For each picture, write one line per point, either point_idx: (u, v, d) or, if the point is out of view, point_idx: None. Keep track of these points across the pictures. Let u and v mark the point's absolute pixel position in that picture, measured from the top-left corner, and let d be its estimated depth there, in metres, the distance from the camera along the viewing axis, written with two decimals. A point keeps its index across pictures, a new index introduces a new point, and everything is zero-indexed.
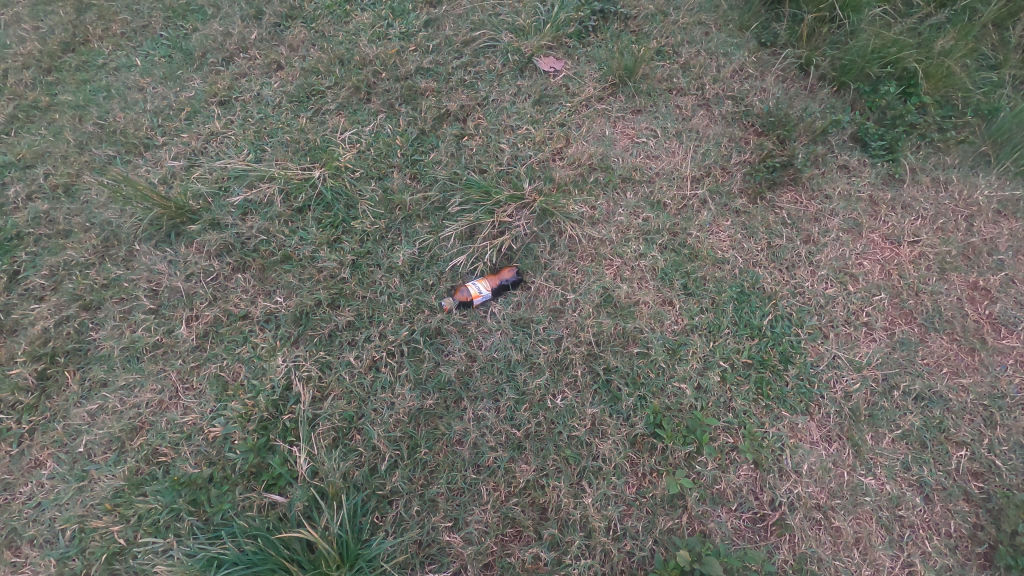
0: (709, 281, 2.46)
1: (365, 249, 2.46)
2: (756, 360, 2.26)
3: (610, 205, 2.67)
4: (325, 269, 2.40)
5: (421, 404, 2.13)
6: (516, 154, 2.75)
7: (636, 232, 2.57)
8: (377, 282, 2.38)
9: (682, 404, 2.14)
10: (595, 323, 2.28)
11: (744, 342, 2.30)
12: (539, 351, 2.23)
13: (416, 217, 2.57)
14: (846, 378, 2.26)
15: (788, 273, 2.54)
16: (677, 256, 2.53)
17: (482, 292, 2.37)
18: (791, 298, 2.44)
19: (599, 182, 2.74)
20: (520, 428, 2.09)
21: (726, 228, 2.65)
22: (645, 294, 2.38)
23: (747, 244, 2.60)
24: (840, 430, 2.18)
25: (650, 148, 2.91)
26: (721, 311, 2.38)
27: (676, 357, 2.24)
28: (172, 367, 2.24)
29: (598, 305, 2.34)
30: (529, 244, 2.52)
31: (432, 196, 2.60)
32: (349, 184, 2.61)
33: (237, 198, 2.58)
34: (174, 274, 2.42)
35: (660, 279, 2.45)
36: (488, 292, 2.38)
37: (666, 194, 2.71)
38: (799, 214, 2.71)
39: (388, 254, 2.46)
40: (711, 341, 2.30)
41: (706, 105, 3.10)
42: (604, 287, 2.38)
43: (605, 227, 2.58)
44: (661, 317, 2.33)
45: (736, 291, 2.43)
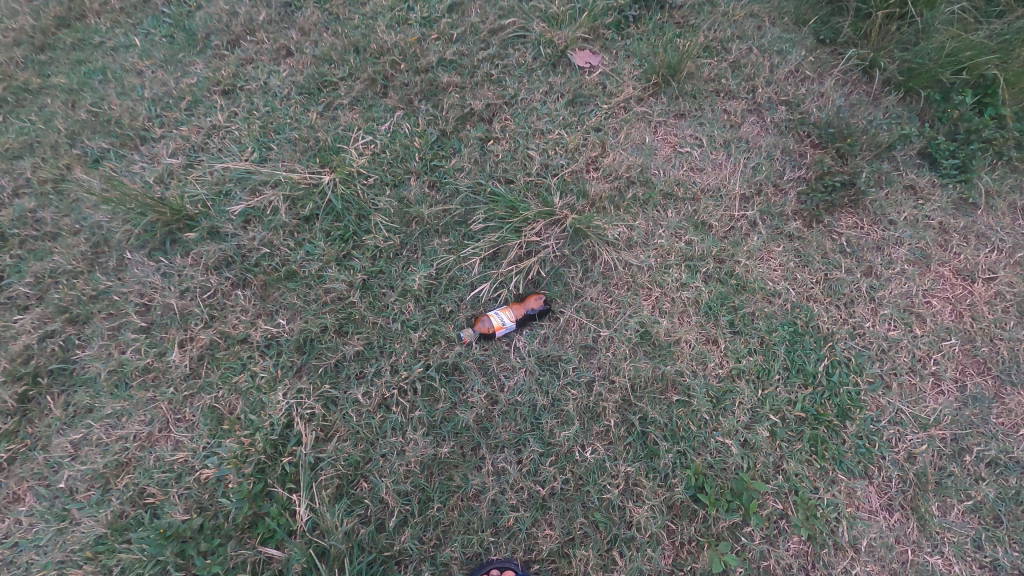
0: (758, 319, 2.21)
1: (377, 267, 2.22)
2: (810, 414, 2.02)
3: (649, 225, 2.40)
4: (332, 291, 2.16)
5: (435, 453, 1.90)
6: (547, 163, 2.48)
7: (678, 258, 2.31)
8: (390, 307, 2.14)
9: (726, 463, 1.90)
10: (632, 367, 2.02)
11: (797, 392, 2.07)
12: (567, 396, 1.97)
13: (434, 233, 2.32)
14: (910, 437, 2.03)
15: (846, 311, 2.28)
16: (723, 287, 2.27)
17: (502, 323, 2.10)
18: (849, 339, 2.20)
19: (638, 200, 2.46)
20: (545, 486, 1.86)
21: (777, 256, 2.38)
22: (687, 332, 2.13)
23: (801, 274, 2.34)
24: (904, 499, 1.94)
25: (694, 159, 2.62)
26: (771, 354, 2.14)
27: (720, 407, 2.01)
28: (163, 396, 2.03)
29: (634, 343, 2.09)
30: (558, 268, 2.25)
31: (453, 209, 2.34)
32: (361, 192, 2.36)
33: (239, 205, 2.32)
34: (168, 289, 2.20)
35: (703, 314, 2.20)
36: (510, 322, 2.11)
37: (712, 214, 2.44)
38: (860, 242, 2.43)
39: (403, 275, 2.21)
40: (760, 389, 2.06)
41: (757, 111, 2.81)
42: (642, 322, 2.13)
43: (643, 251, 2.32)
44: (704, 358, 2.09)
45: (789, 330, 2.20)
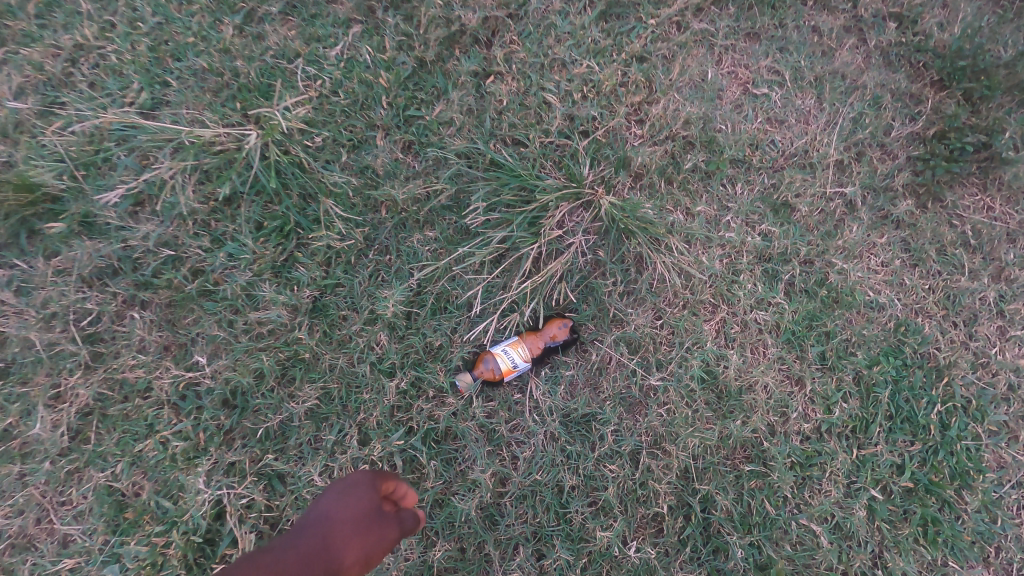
0: (855, 348, 1.65)
1: (331, 279, 1.56)
2: (920, 485, 1.55)
3: (713, 210, 1.72)
4: (267, 321, 1.50)
5: (425, 557, 1.40)
6: (572, 114, 1.71)
7: (751, 260, 1.68)
8: (354, 340, 1.52)
9: (812, 558, 1.45)
10: (696, 437, 1.47)
11: (901, 451, 1.57)
12: (605, 475, 1.45)
13: (412, 225, 1.62)
14: None
15: (965, 331, 1.73)
16: (810, 303, 1.67)
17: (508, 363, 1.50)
18: (970, 372, 1.66)
19: (697, 170, 1.75)
20: None
21: (880, 253, 1.77)
22: (764, 373, 1.56)
23: (910, 277, 1.76)
24: None
25: (773, 106, 1.85)
26: (871, 398, 1.61)
27: (805, 479, 1.52)
28: (35, 476, 1.43)
29: (695, 392, 1.52)
30: (588, 276, 1.62)
31: (439, 189, 1.62)
32: (306, 163, 1.62)
33: (116, 189, 1.56)
34: (25, 313, 1.50)
35: (783, 343, 1.62)
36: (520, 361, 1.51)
37: (799, 194, 1.75)
38: (991, 231, 1.79)
39: (370, 291, 1.56)
40: (856, 449, 1.56)
41: (857, 30, 1.92)
42: (704, 359, 1.55)
43: (707, 250, 1.66)
44: (785, 405, 1.56)
45: (894, 363, 1.65)
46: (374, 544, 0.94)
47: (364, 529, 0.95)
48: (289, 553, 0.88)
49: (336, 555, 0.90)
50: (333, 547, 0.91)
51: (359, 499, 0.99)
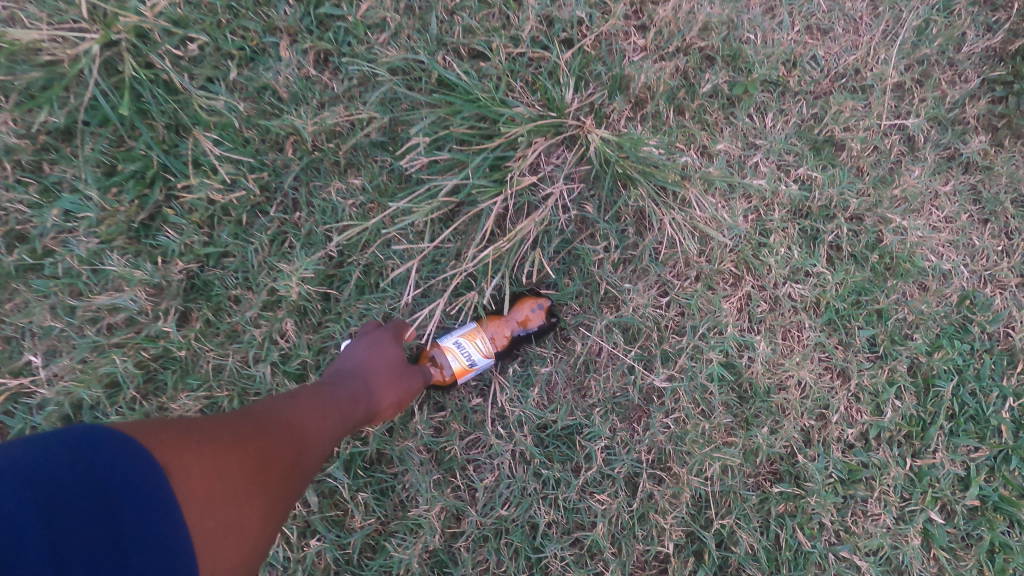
0: (913, 329, 1.28)
1: (214, 247, 1.12)
2: (990, 502, 1.22)
3: (738, 147, 1.30)
4: (117, 311, 1.07)
5: None
6: (551, 13, 1.24)
7: (785, 216, 1.28)
8: (249, 333, 1.11)
9: None
10: (715, 455, 1.11)
11: (966, 459, 1.24)
12: (592, 506, 1.11)
13: (329, 168, 1.17)
14: None
15: None
16: (860, 272, 1.28)
17: (461, 361, 1.09)
18: None
19: (716, 95, 1.31)
20: None
21: (947, 205, 1.37)
22: (800, 366, 1.19)
23: (981, 236, 1.37)
24: None
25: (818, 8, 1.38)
26: (931, 393, 1.26)
27: (847, 500, 1.19)
28: None
29: (713, 395, 1.15)
30: (572, 239, 1.21)
31: (364, 118, 1.15)
32: (176, 82, 1.12)
33: None
34: None
35: (823, 324, 1.25)
36: (478, 358, 1.10)
37: (848, 127, 1.33)
38: None
39: (272, 263, 1.13)
40: (911, 458, 1.23)
41: None
42: (724, 350, 1.17)
43: (730, 203, 1.25)
44: (826, 405, 1.20)
45: (963, 348, 1.29)
46: (405, 390, 1.01)
47: (399, 376, 1.01)
48: (339, 386, 0.94)
49: (386, 385, 0.98)
50: (372, 398, 0.96)
51: (397, 351, 1.03)
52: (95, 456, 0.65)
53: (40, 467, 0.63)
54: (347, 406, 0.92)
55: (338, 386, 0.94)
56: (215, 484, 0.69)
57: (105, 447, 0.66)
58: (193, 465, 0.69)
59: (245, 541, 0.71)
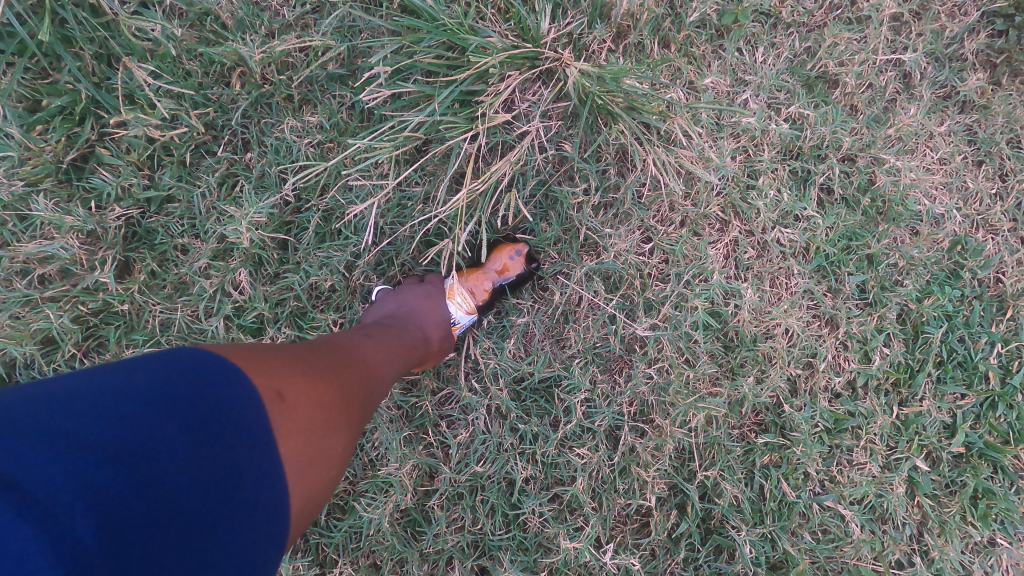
0: (904, 275, 1.23)
1: (156, 191, 1.02)
2: (974, 449, 1.20)
3: (726, 84, 1.21)
4: (50, 261, 0.97)
5: None
6: None
7: (774, 157, 1.20)
8: (200, 284, 1.02)
9: (838, 549, 1.12)
10: (699, 407, 1.06)
11: (952, 407, 1.21)
12: (572, 462, 1.06)
13: (282, 104, 1.07)
14: None
15: None
16: (851, 215, 1.22)
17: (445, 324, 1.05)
18: None
19: (704, 25, 1.21)
20: None
21: (942, 146, 1.31)
22: (788, 314, 1.14)
23: (977, 178, 1.32)
24: None
25: None
26: (919, 340, 1.22)
27: (833, 450, 1.16)
28: None
29: (698, 345, 1.10)
30: (549, 181, 1.13)
31: (318, 46, 1.04)
32: (101, 3, 0.99)
33: None
34: None
35: (813, 271, 1.20)
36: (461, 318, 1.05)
37: (842, 62, 1.25)
38: None
39: (221, 209, 1.03)
40: (899, 407, 1.19)
41: None
42: (709, 298, 1.11)
43: (717, 143, 1.18)
44: (813, 354, 1.16)
45: (953, 294, 1.25)
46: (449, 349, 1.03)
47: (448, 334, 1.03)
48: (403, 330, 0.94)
49: (438, 330, 1.00)
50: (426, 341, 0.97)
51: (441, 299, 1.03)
52: (209, 381, 0.62)
53: (170, 388, 0.60)
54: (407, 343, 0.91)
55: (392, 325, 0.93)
56: (316, 411, 0.68)
57: (218, 371, 0.64)
58: (295, 392, 0.67)
59: (338, 467, 0.70)
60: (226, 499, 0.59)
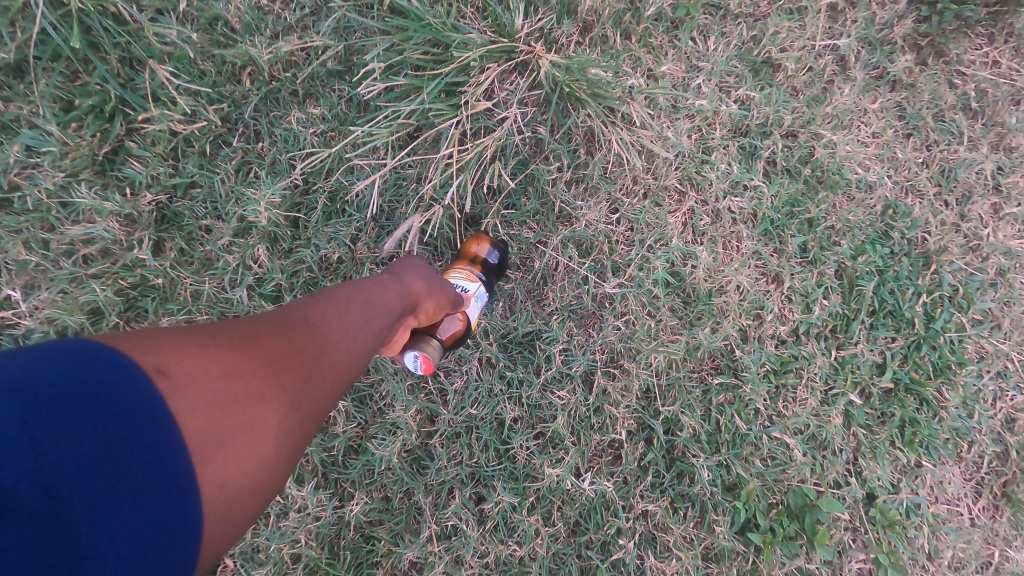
0: (839, 237, 1.41)
1: (181, 179, 1.16)
2: (901, 384, 1.39)
3: (681, 70, 1.37)
4: (95, 242, 1.12)
5: (340, 514, 1.16)
6: None
7: (725, 134, 1.37)
8: (223, 260, 1.17)
9: (784, 473, 1.29)
10: (659, 350, 1.24)
11: (883, 349, 1.40)
12: (553, 403, 1.23)
13: (288, 98, 1.20)
14: (1015, 396, 1.46)
15: (957, 211, 1.51)
16: (793, 185, 1.39)
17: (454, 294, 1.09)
18: (960, 258, 1.46)
19: (661, 19, 1.36)
20: (523, 545, 1.19)
21: (873, 121, 1.48)
22: (737, 272, 1.31)
23: (904, 149, 1.49)
24: (996, 483, 1.44)
25: None
26: (854, 293, 1.39)
27: (778, 387, 1.33)
28: None
29: (658, 300, 1.27)
30: (527, 161, 1.28)
31: (318, 46, 1.18)
32: (123, 12, 1.12)
33: None
34: None
35: (760, 235, 1.37)
36: (472, 288, 1.11)
37: (783, 49, 1.41)
38: (995, 92, 1.54)
39: (239, 193, 1.18)
40: (835, 350, 1.37)
41: None
42: (669, 260, 1.28)
43: (673, 124, 1.34)
44: (761, 307, 1.33)
45: (881, 252, 1.42)
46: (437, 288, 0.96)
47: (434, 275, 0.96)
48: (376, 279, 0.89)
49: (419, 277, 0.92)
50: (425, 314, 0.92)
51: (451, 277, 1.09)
52: (87, 371, 0.58)
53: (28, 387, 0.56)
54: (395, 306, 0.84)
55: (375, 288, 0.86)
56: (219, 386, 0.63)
57: (91, 362, 0.59)
58: (187, 371, 0.63)
59: (260, 435, 0.65)
60: (118, 496, 0.56)
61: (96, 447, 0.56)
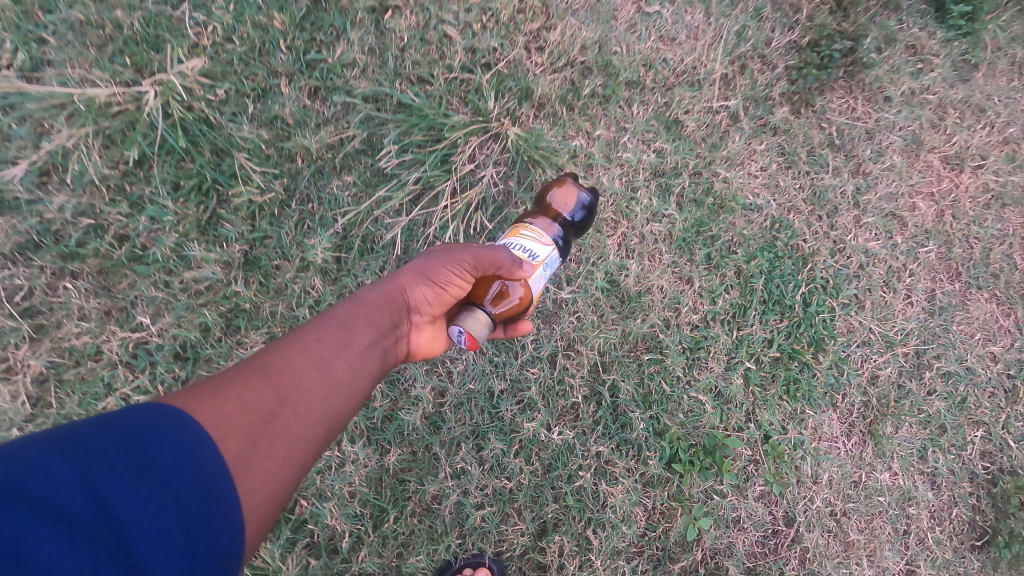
0: (736, 247, 1.91)
1: (258, 232, 1.65)
2: (785, 353, 1.89)
3: (612, 132, 1.87)
4: (204, 280, 1.61)
5: (381, 463, 1.64)
6: (473, 46, 1.76)
7: (646, 176, 1.87)
8: (290, 288, 1.66)
9: (700, 421, 1.78)
10: (601, 335, 1.74)
11: (772, 328, 1.89)
12: (529, 378, 1.71)
13: (330, 171, 1.69)
14: (876, 358, 1.96)
15: (828, 222, 2.01)
16: (699, 211, 1.89)
17: (524, 259, 1.26)
18: (828, 258, 1.97)
19: (595, 95, 1.86)
20: (512, 479, 1.68)
21: (759, 159, 1.98)
22: (659, 277, 1.81)
23: (783, 179, 1.99)
24: (863, 423, 1.94)
25: (665, 25, 1.93)
26: (748, 288, 1.89)
27: (694, 359, 1.82)
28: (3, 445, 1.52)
29: (600, 300, 1.77)
30: (502, 206, 1.78)
31: (350, 134, 1.68)
32: (212, 118, 1.61)
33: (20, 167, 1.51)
34: None
35: (676, 249, 1.86)
36: (541, 254, 1.28)
37: (687, 111, 1.91)
38: (851, 131, 2.05)
39: (299, 241, 1.67)
40: (736, 331, 1.86)
41: None
42: (608, 271, 1.78)
43: (607, 172, 1.84)
44: (678, 303, 1.83)
45: (767, 257, 1.92)
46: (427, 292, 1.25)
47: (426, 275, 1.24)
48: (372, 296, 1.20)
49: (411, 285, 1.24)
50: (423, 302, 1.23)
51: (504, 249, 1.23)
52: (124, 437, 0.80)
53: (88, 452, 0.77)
54: (378, 317, 1.17)
55: (362, 306, 1.17)
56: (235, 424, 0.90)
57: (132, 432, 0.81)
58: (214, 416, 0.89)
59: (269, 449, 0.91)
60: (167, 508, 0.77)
61: (135, 477, 0.77)
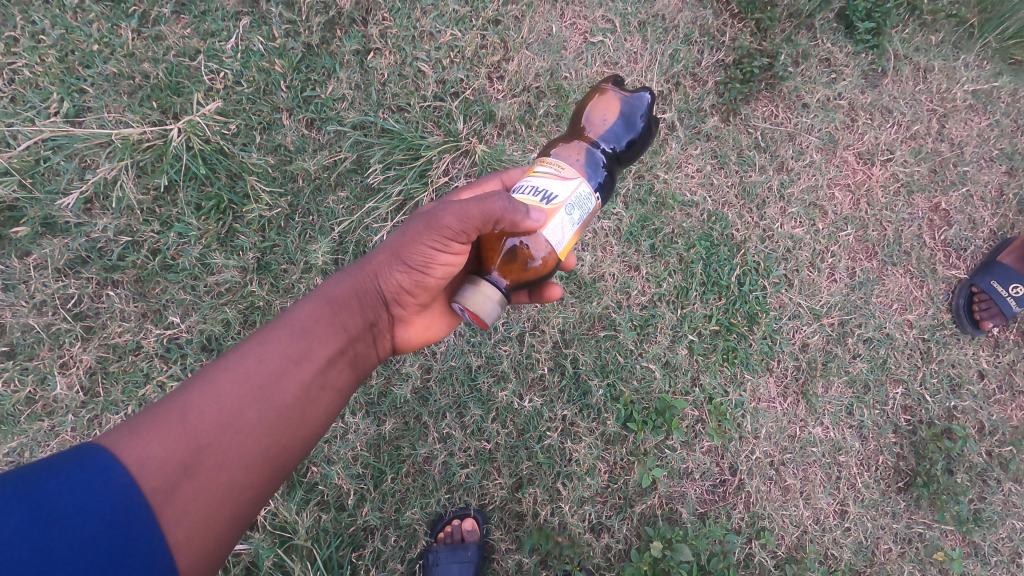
0: (677, 238, 2.21)
1: (268, 241, 1.96)
2: (724, 326, 2.19)
3: None
4: (224, 283, 1.93)
5: (379, 431, 1.94)
6: (443, 79, 2.10)
7: None
8: (297, 287, 1.97)
9: (650, 386, 2.09)
10: (561, 316, 2.06)
11: (712, 306, 2.19)
12: (502, 355, 2.01)
13: (326, 188, 2.01)
14: (805, 328, 2.26)
15: (758, 213, 2.31)
16: (643, 208, 2.20)
17: (536, 204, 1.22)
18: (758, 244, 2.28)
19: None
20: (490, 441, 1.98)
21: (695, 162, 2.28)
22: (609, 266, 2.13)
23: (717, 177, 2.29)
24: (796, 385, 2.24)
25: (608, 52, 2.26)
26: (689, 272, 2.19)
27: (643, 335, 2.13)
28: (62, 427, 1.82)
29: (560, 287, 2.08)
30: None
31: (342, 156, 2.01)
32: (226, 148, 1.93)
33: (71, 197, 1.84)
34: (16, 304, 1.82)
35: (624, 242, 2.18)
36: (559, 198, 1.22)
37: None
38: (773, 134, 2.35)
39: (302, 247, 1.98)
40: (679, 309, 2.17)
41: None
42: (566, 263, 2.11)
43: None
44: (627, 287, 2.14)
45: (705, 245, 2.22)
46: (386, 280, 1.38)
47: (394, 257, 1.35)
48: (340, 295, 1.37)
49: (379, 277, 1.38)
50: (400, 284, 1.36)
51: (499, 196, 1.18)
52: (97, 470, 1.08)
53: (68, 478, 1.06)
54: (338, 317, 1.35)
55: (325, 309, 1.35)
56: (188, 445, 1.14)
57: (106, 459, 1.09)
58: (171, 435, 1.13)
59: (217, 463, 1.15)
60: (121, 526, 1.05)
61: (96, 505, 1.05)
